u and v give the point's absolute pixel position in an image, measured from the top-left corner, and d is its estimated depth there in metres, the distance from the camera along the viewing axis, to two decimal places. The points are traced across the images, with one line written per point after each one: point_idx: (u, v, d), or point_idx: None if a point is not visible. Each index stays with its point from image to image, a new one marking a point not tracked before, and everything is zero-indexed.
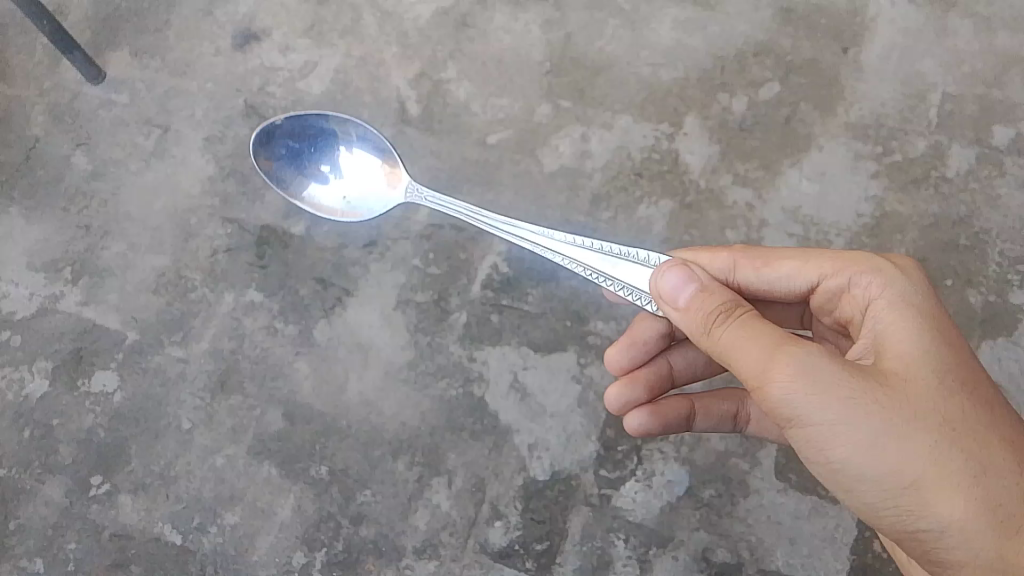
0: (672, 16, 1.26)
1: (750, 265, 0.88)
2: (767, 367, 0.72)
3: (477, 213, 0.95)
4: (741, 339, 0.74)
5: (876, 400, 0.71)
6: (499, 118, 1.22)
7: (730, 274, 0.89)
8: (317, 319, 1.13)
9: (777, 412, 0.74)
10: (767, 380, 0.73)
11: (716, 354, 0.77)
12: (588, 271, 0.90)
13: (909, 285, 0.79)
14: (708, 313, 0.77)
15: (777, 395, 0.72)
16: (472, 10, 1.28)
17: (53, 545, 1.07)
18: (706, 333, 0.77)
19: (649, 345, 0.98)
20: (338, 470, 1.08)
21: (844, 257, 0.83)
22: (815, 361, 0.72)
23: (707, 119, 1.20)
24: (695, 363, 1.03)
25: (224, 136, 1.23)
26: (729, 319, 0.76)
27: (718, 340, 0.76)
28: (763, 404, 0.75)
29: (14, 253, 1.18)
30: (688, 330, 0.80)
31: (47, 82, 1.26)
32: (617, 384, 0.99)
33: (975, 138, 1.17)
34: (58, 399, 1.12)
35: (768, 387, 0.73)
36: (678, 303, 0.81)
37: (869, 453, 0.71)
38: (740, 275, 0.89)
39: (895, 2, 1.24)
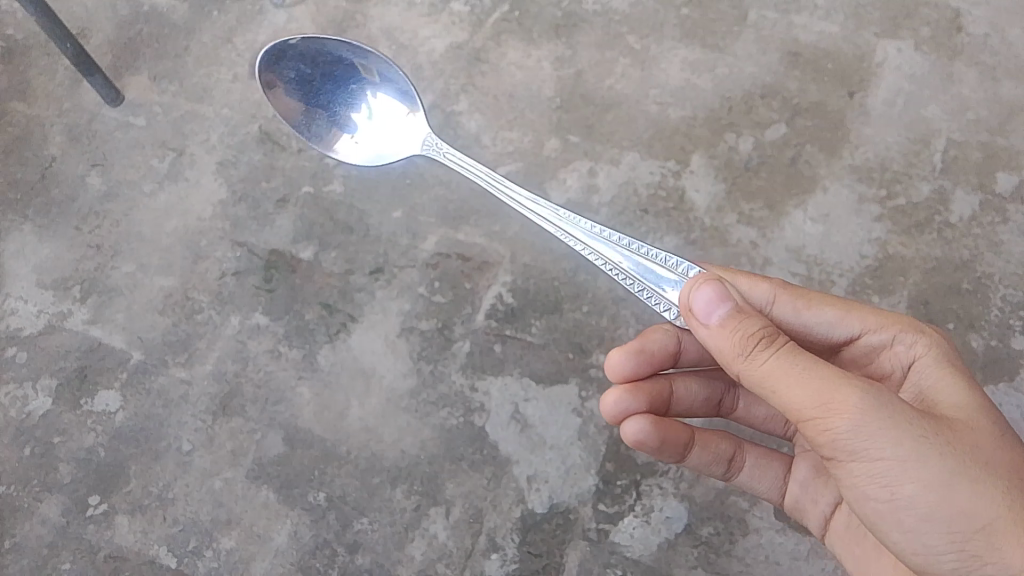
0: (681, 57, 1.28)
1: (792, 302, 0.88)
2: (832, 400, 0.72)
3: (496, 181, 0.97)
4: (799, 370, 0.74)
5: (946, 441, 0.73)
6: (509, 151, 1.24)
7: (769, 305, 0.89)
8: (321, 344, 1.14)
9: (839, 445, 0.74)
10: (834, 410, 0.72)
11: (763, 379, 0.75)
12: (609, 265, 0.92)
13: (948, 347, 0.86)
14: (750, 335, 0.76)
15: (845, 426, 0.72)
16: (485, 46, 1.30)
17: (48, 564, 1.06)
18: (749, 356, 0.75)
19: (654, 358, 0.98)
20: (336, 497, 1.08)
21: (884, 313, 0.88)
22: (886, 395, 0.73)
23: (714, 158, 1.21)
24: (698, 398, 1.02)
25: (237, 161, 1.24)
26: (774, 346, 0.75)
27: (766, 364, 0.74)
28: (823, 437, 0.74)
29: (24, 270, 1.19)
30: (719, 352, 0.78)
31: (66, 103, 1.29)
32: (618, 388, 0.97)
33: (979, 184, 1.19)
34: (60, 416, 1.12)
35: (835, 418, 0.72)
36: (711, 322, 0.78)
37: (940, 492, 0.72)
38: (779, 309, 0.88)
39: (901, 49, 1.26)
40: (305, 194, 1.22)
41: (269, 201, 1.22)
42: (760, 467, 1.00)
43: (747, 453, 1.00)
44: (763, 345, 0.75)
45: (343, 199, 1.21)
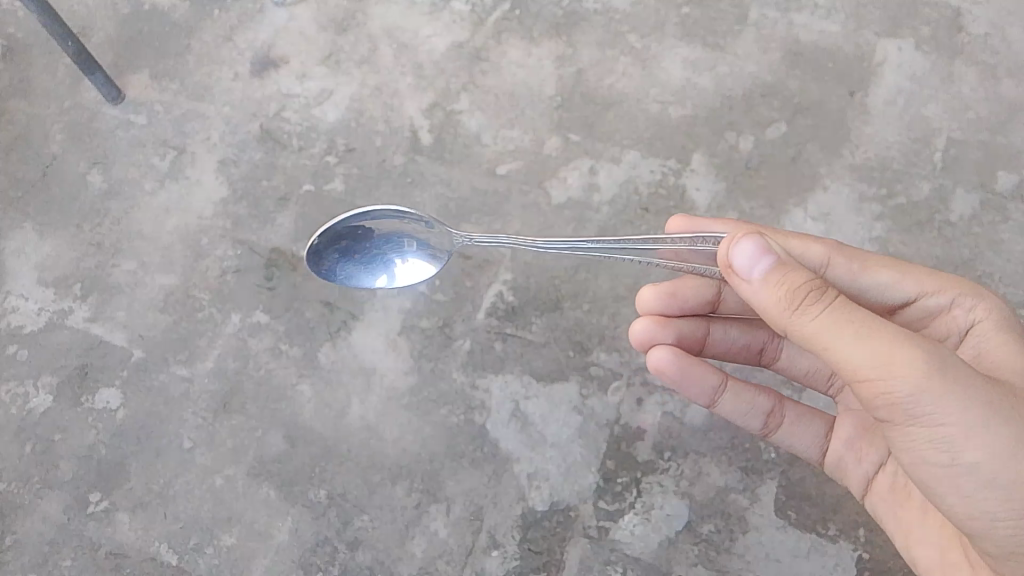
0: (682, 56, 1.28)
1: (846, 262, 0.89)
2: (893, 359, 0.71)
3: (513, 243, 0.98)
4: (858, 328, 0.73)
5: (1008, 406, 0.73)
6: (509, 149, 1.24)
7: (821, 266, 0.89)
8: (322, 342, 1.14)
9: (893, 404, 0.73)
10: (891, 368, 0.71)
11: (814, 337, 0.74)
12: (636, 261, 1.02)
13: (1000, 309, 0.88)
14: (800, 290, 0.75)
15: (902, 385, 0.71)
16: (486, 44, 1.31)
17: (49, 561, 1.07)
18: (799, 312, 0.75)
19: (686, 301, 1.05)
20: (337, 494, 1.08)
21: (941, 276, 0.90)
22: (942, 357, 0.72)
23: (715, 157, 1.21)
24: (735, 343, 1.07)
25: (238, 159, 1.24)
26: (825, 300, 0.74)
27: (818, 320, 0.74)
28: (877, 398, 0.74)
29: (25, 268, 1.20)
30: (765, 307, 0.77)
31: (67, 101, 1.29)
32: (648, 319, 1.05)
33: (979, 183, 1.18)
34: (61, 414, 1.12)
35: (895, 378, 0.71)
36: (754, 277, 0.77)
37: (1005, 458, 0.72)
38: (832, 270, 0.89)
39: (901, 48, 1.26)
40: (307, 192, 1.22)
41: (270, 199, 1.22)
42: (801, 422, 1.02)
43: (788, 411, 1.02)
44: (817, 300, 0.74)
45: (345, 197, 1.22)
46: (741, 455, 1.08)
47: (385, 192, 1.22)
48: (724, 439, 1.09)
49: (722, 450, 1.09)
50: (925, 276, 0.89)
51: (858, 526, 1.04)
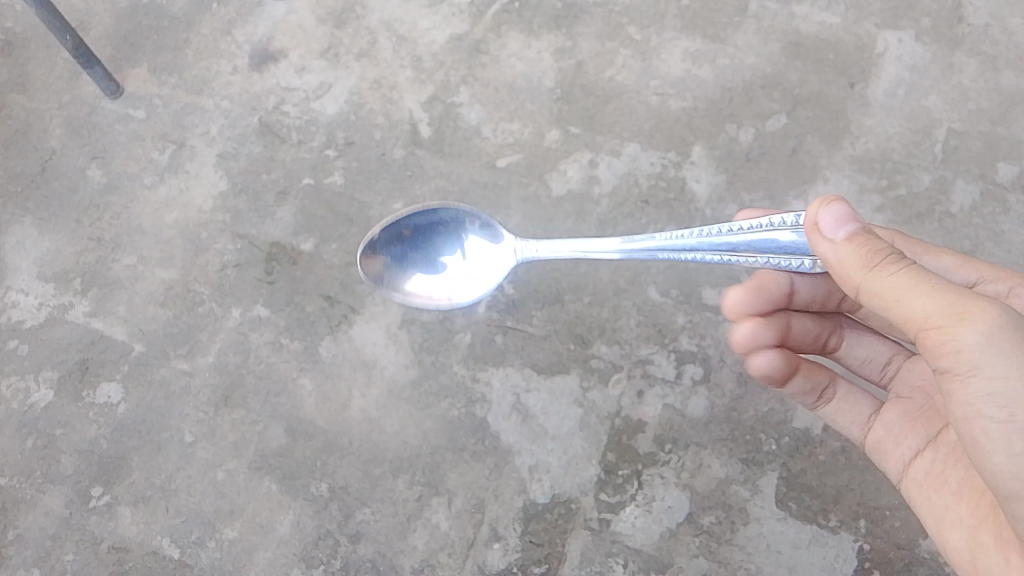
0: (682, 47, 1.28)
1: (908, 246, 0.94)
2: (966, 311, 0.66)
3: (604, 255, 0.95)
4: (928, 282, 0.68)
5: None
6: (509, 142, 1.23)
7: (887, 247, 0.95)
8: (322, 336, 1.14)
9: (962, 358, 0.66)
10: (964, 320, 0.65)
11: (885, 291, 0.69)
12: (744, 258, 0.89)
13: None
14: (876, 249, 0.71)
15: (974, 337, 0.65)
16: (486, 37, 1.30)
17: (52, 555, 1.07)
18: (873, 267, 0.70)
19: (773, 295, 0.96)
20: (338, 488, 1.08)
21: (1003, 271, 0.91)
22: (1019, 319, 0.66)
23: (715, 149, 1.21)
24: (808, 333, 1.01)
25: (238, 153, 1.24)
26: (901, 261, 0.70)
27: (891, 275, 0.69)
28: (946, 350, 0.66)
29: (25, 263, 1.20)
30: (835, 265, 0.74)
31: (66, 95, 1.29)
32: (746, 321, 0.96)
33: (980, 174, 1.18)
34: (62, 408, 1.12)
35: (963, 332, 0.65)
36: (834, 238, 0.73)
37: None
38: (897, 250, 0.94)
39: (902, 39, 1.26)
40: (306, 185, 1.22)
41: (269, 193, 1.22)
42: (850, 401, 1.00)
43: (838, 387, 1.00)
44: (891, 259, 0.70)
45: (344, 191, 1.22)
46: (742, 447, 1.08)
47: (384, 185, 1.22)
48: (725, 431, 1.09)
49: (723, 442, 1.08)
50: (986, 267, 0.91)
51: (859, 517, 1.04)
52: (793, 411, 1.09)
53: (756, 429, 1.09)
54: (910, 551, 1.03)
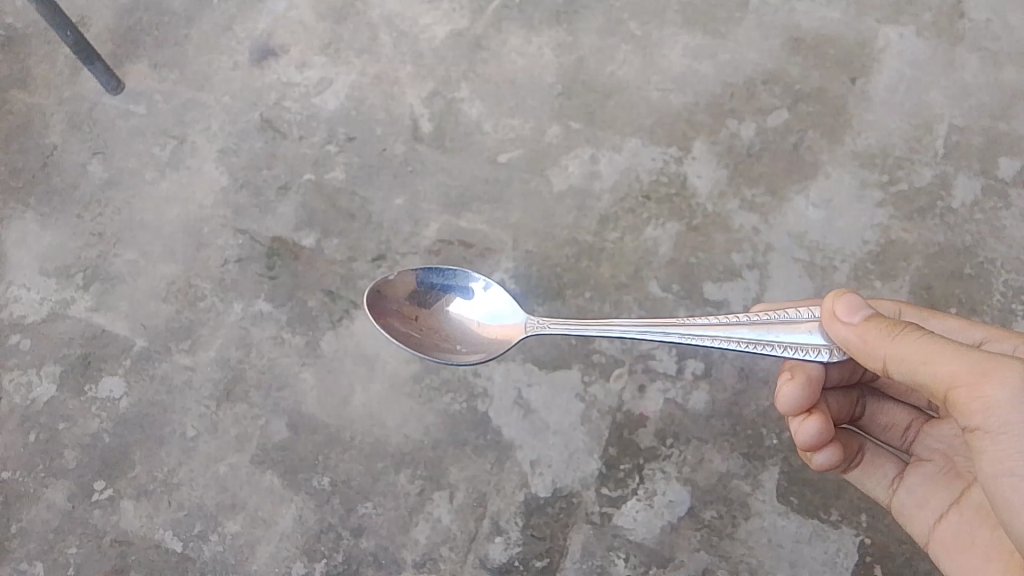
0: (683, 43, 1.28)
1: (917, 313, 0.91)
2: (989, 368, 0.67)
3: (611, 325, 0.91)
4: (949, 346, 0.70)
5: None
6: (510, 138, 1.23)
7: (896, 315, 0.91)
8: (324, 331, 1.15)
9: (994, 415, 0.66)
10: (994, 375, 0.66)
11: (909, 355, 0.71)
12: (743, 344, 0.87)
13: None
14: (895, 322, 0.75)
15: (1002, 393, 0.65)
16: (486, 33, 1.30)
17: (55, 549, 1.07)
18: (897, 333, 0.73)
19: (813, 377, 0.87)
20: (340, 482, 1.09)
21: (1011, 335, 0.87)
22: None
23: (716, 144, 1.21)
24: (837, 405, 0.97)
25: (239, 149, 1.24)
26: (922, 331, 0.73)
27: (912, 341, 0.72)
28: (976, 409, 0.67)
29: (27, 258, 1.20)
30: (853, 346, 0.77)
31: (66, 91, 1.29)
32: (811, 419, 0.87)
33: (981, 169, 1.18)
34: (65, 403, 1.13)
35: (990, 383, 0.66)
36: (850, 320, 0.78)
37: None
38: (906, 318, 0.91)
39: (903, 34, 1.26)
40: (307, 180, 1.22)
41: (270, 188, 1.22)
42: (874, 464, 0.96)
43: (867, 452, 0.97)
44: (912, 329, 0.73)
45: (345, 186, 1.22)
46: (743, 442, 1.08)
47: (384, 180, 1.22)
48: (726, 426, 1.09)
49: (724, 437, 1.09)
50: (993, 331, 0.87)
51: (860, 511, 1.05)
52: None
53: (757, 424, 1.09)
54: (911, 546, 1.03)
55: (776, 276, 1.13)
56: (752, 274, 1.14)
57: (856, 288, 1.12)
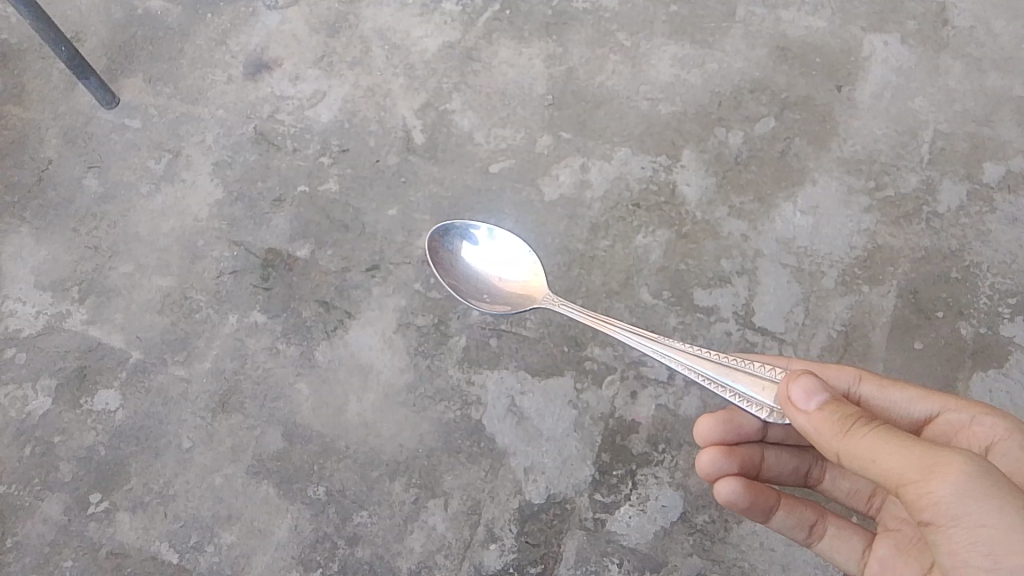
0: (671, 53, 1.30)
1: (875, 380, 0.89)
2: (928, 463, 0.66)
3: (603, 320, 0.99)
4: (892, 440, 0.69)
5: None
6: (502, 148, 1.25)
7: (854, 386, 0.89)
8: (318, 341, 1.15)
9: (942, 512, 0.65)
10: (936, 471, 0.65)
11: (859, 452, 0.70)
12: (700, 376, 0.93)
13: None
14: (846, 416, 0.73)
15: (944, 489, 0.64)
16: (478, 45, 1.32)
17: (51, 561, 1.07)
18: (847, 432, 0.72)
19: (744, 429, 0.97)
20: (335, 491, 1.09)
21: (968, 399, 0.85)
22: (989, 466, 0.65)
23: (705, 152, 1.23)
24: (787, 469, 0.99)
25: (233, 161, 1.26)
26: (870, 423, 0.72)
27: (861, 439, 0.70)
28: (925, 505, 0.66)
29: (23, 272, 1.20)
30: (812, 440, 0.76)
31: (62, 106, 1.31)
32: (712, 450, 0.95)
33: (966, 174, 1.19)
34: (61, 416, 1.13)
35: (930, 480, 0.65)
36: (805, 412, 0.76)
37: None
38: (864, 388, 0.89)
39: (887, 42, 1.28)
40: (301, 192, 1.23)
41: (264, 200, 1.23)
42: (841, 536, 0.94)
43: (829, 524, 0.94)
44: (860, 424, 0.72)
45: (339, 197, 1.23)
46: None
47: (377, 191, 1.23)
48: None
49: None
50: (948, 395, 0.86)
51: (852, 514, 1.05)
52: None
53: None
54: None
55: (765, 281, 1.15)
56: (741, 280, 1.15)
57: (844, 292, 1.14)
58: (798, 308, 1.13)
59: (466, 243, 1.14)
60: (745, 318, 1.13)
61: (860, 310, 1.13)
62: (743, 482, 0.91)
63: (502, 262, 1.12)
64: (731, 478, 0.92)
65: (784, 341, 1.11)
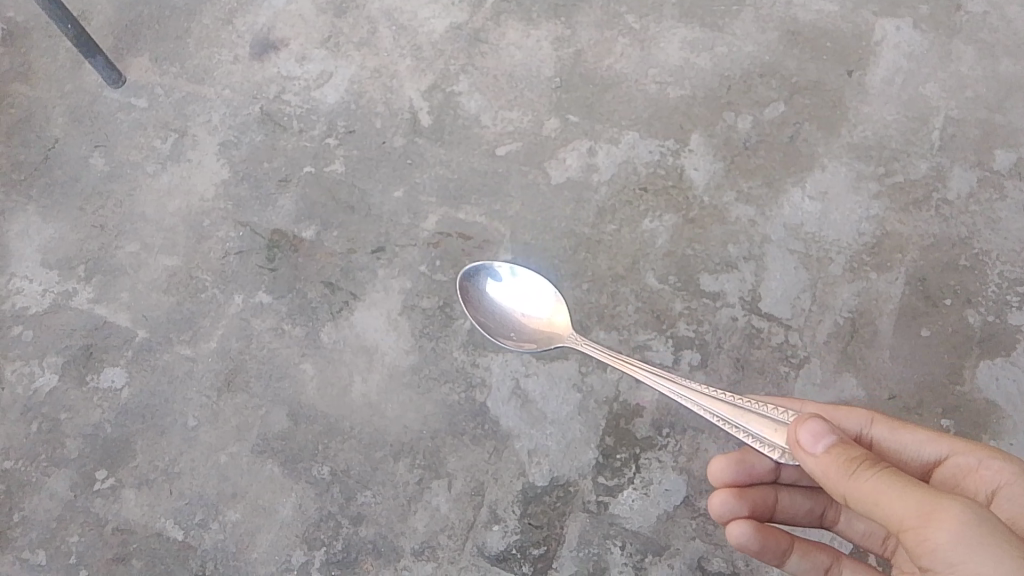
0: (681, 36, 1.28)
1: (885, 423, 0.88)
2: (926, 510, 0.66)
3: (623, 360, 1.01)
4: (894, 485, 0.69)
5: None
6: (509, 130, 1.24)
7: (864, 428, 0.89)
8: (324, 322, 1.16)
9: (939, 559, 0.66)
10: (933, 519, 0.66)
11: (862, 495, 0.70)
12: (717, 417, 0.93)
13: None
14: (854, 457, 0.73)
15: (941, 536, 0.65)
16: (485, 26, 1.31)
17: (57, 537, 1.08)
18: (851, 473, 0.72)
19: (755, 471, 0.95)
20: (340, 471, 1.10)
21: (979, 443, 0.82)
22: (987, 515, 0.66)
23: (713, 137, 1.22)
24: (801, 510, 0.98)
25: (239, 142, 1.25)
26: (876, 466, 0.72)
27: (864, 481, 0.70)
28: (923, 551, 0.66)
29: (29, 250, 1.21)
30: (819, 481, 0.76)
31: (68, 85, 1.30)
32: (723, 493, 0.95)
33: (976, 161, 1.18)
34: (67, 393, 1.14)
35: (928, 526, 0.66)
36: (814, 453, 0.76)
37: None
38: (875, 431, 0.88)
39: (899, 27, 1.27)
40: (307, 173, 1.23)
41: (270, 180, 1.23)
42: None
43: (844, 566, 0.94)
44: (865, 466, 0.72)
45: (345, 179, 1.22)
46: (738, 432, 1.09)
47: (384, 173, 1.22)
48: None
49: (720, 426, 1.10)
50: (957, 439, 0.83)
51: None
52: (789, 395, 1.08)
53: None
54: None
55: (772, 267, 1.14)
56: (748, 266, 1.15)
57: (851, 279, 1.13)
58: (804, 294, 1.13)
59: (489, 280, 1.14)
60: (751, 304, 1.13)
61: (867, 296, 1.12)
62: (754, 526, 0.91)
63: (525, 297, 1.13)
64: (743, 521, 0.91)
65: (790, 327, 1.11)
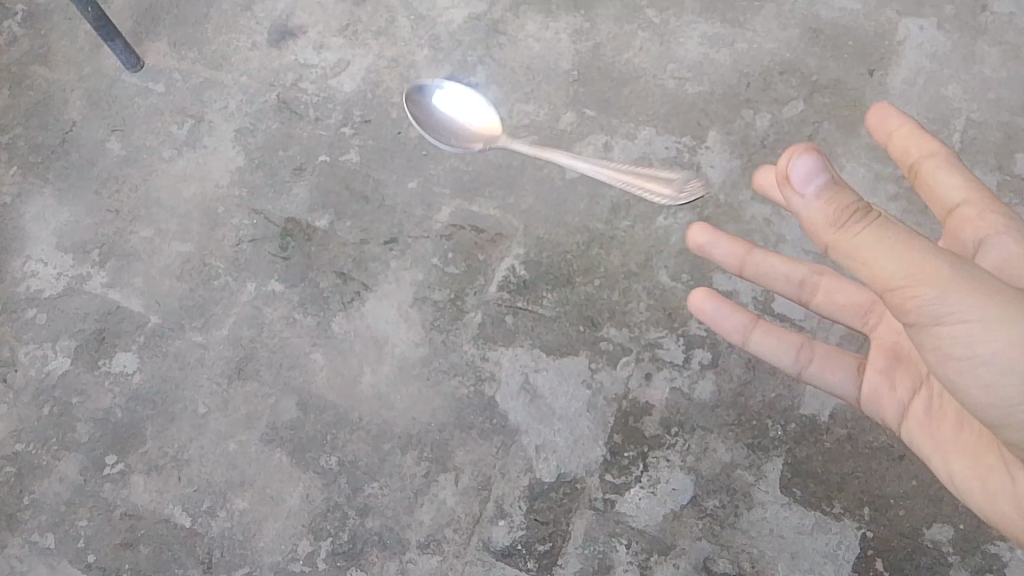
0: (701, 31, 1.28)
1: (937, 163, 0.88)
2: (913, 269, 0.66)
3: None
4: (886, 232, 0.68)
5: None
6: (525, 123, 1.24)
7: (926, 156, 0.89)
8: (335, 312, 1.16)
9: (926, 309, 0.67)
10: (922, 276, 0.66)
11: (853, 250, 0.69)
12: None
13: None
14: (856, 205, 0.69)
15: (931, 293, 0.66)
16: (504, 17, 1.30)
17: (66, 520, 1.08)
18: (843, 227, 0.69)
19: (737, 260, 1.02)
20: (348, 462, 1.10)
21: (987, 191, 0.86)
22: (980, 272, 0.68)
23: (730, 134, 1.21)
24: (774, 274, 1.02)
25: (255, 129, 1.25)
26: (869, 214, 0.69)
27: (856, 232, 0.68)
28: (909, 304, 0.68)
29: (45, 234, 1.21)
30: (809, 221, 0.71)
31: (87, 68, 1.31)
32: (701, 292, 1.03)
33: (996, 165, 1.17)
34: (79, 376, 1.14)
35: (920, 287, 0.66)
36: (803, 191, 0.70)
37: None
38: (930, 163, 0.88)
39: (922, 27, 1.25)
40: (322, 162, 1.23)
41: (286, 168, 1.23)
42: (828, 364, 0.99)
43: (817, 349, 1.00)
44: (858, 215, 0.69)
45: (360, 169, 1.22)
46: (748, 432, 1.08)
47: (398, 164, 1.22)
48: (731, 416, 1.09)
49: (729, 427, 1.09)
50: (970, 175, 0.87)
51: (863, 504, 1.05)
52: (800, 397, 1.09)
53: (762, 415, 1.09)
54: (914, 540, 1.03)
55: None
56: None
57: None
58: None
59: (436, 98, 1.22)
60: (763, 304, 1.13)
61: None
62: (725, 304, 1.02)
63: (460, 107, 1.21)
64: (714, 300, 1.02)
65: (802, 328, 1.11)
